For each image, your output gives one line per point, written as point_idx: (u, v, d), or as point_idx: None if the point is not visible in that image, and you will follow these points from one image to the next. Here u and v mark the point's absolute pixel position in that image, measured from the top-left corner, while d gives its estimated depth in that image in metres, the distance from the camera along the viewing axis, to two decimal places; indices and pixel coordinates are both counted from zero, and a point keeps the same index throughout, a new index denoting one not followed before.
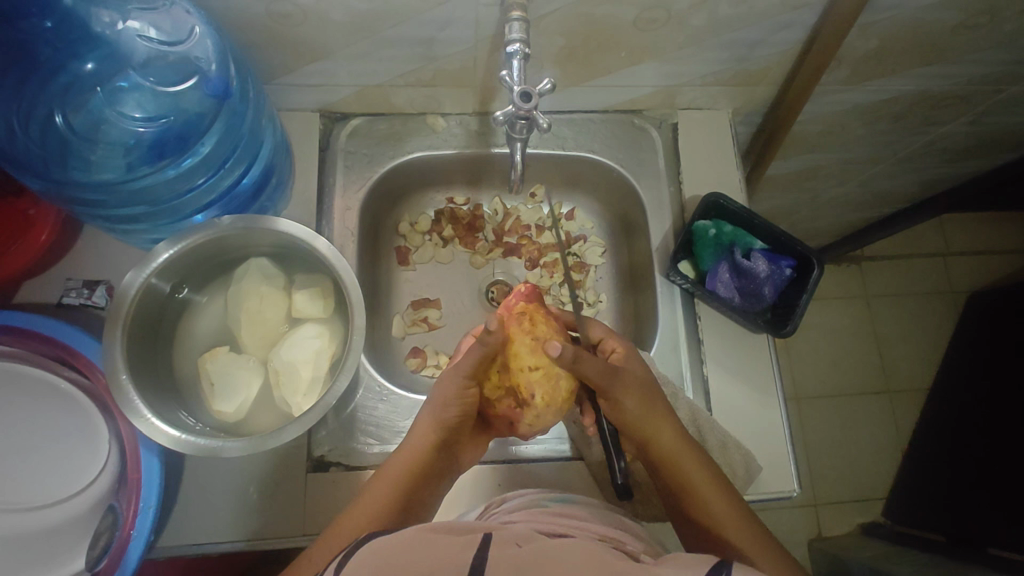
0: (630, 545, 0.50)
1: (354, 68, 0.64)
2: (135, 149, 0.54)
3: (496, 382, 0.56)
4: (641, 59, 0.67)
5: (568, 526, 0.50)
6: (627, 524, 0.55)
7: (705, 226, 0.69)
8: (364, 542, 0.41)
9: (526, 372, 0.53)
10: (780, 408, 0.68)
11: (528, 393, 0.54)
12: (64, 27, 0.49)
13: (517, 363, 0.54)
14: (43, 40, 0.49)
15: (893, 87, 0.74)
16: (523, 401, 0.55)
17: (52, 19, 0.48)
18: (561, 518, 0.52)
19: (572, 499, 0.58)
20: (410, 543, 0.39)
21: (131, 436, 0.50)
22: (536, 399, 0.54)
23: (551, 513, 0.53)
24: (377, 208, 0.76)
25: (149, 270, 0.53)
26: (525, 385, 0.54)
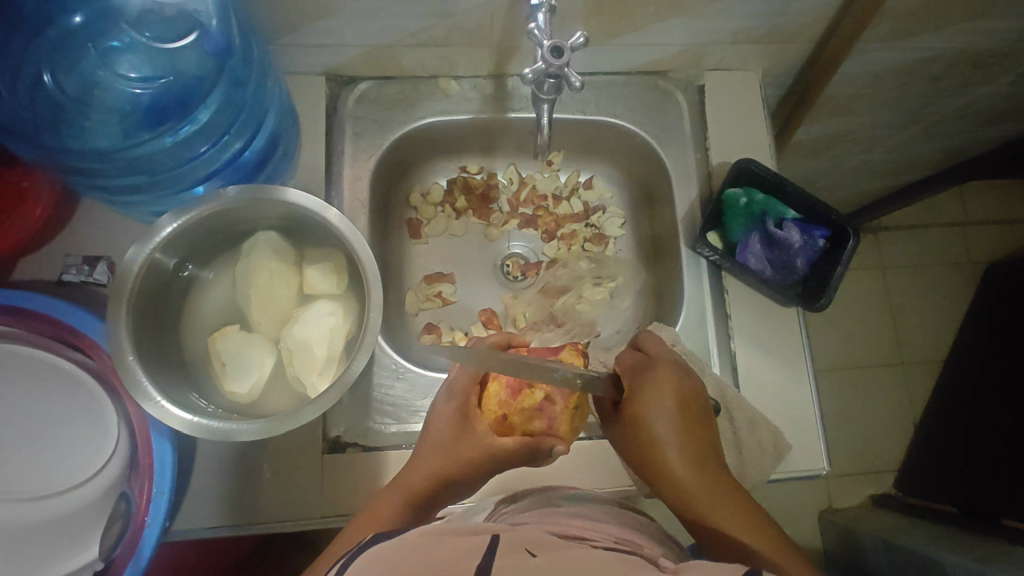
0: (648, 548, 0.46)
1: (363, 26, 0.60)
2: (132, 114, 0.51)
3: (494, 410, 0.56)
4: (670, 14, 0.62)
5: (583, 527, 0.47)
6: (644, 524, 0.52)
7: (736, 194, 0.66)
8: (369, 546, 0.39)
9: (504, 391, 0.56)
10: (810, 384, 0.65)
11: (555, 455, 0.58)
12: None
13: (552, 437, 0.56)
14: None
15: (936, 44, 0.70)
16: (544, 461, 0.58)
17: None
18: (571, 518, 0.48)
19: (585, 497, 0.55)
20: (413, 551, 0.37)
21: (141, 419, 0.48)
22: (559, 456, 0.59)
23: (563, 511, 0.50)
24: (387, 179, 0.72)
25: (152, 245, 0.50)
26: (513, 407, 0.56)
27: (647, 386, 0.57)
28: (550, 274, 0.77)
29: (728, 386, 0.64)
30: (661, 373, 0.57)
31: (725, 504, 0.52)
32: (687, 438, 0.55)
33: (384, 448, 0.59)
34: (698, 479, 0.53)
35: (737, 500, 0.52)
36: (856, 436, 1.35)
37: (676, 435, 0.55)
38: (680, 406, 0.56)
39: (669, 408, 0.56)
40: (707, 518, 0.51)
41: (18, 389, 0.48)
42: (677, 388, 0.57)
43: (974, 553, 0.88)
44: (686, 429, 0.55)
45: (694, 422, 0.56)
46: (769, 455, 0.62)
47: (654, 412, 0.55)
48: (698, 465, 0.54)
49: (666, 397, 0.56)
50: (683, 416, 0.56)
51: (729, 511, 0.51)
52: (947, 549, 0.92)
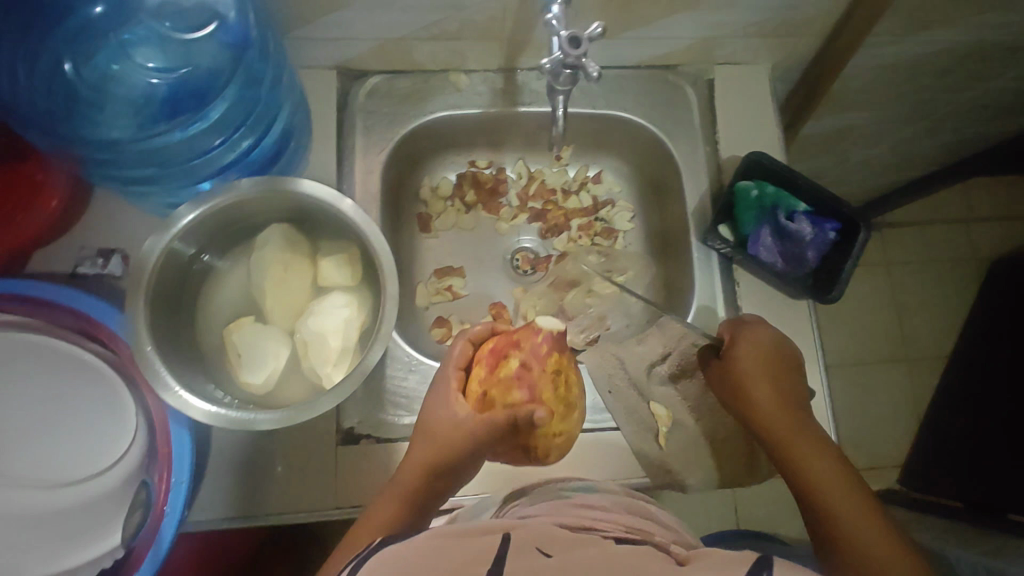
0: (659, 537, 0.47)
1: (376, 19, 0.60)
2: (149, 105, 0.51)
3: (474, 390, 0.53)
4: (681, 7, 0.63)
5: (596, 519, 0.47)
6: (651, 512, 0.52)
7: (747, 186, 0.67)
8: (376, 549, 0.39)
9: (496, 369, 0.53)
10: (821, 377, 0.65)
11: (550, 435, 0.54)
12: None
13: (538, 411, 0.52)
14: None
15: (945, 38, 0.70)
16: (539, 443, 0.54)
17: None
18: (584, 509, 0.48)
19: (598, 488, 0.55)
20: (426, 554, 0.37)
21: (159, 409, 0.48)
22: (556, 437, 0.54)
23: (575, 502, 0.50)
24: (398, 173, 0.72)
25: (170, 236, 0.50)
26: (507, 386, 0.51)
27: (745, 336, 0.60)
28: (559, 268, 0.77)
29: None
30: (757, 328, 0.60)
31: (814, 450, 0.54)
32: (778, 386, 0.58)
33: (397, 440, 0.59)
34: (792, 424, 0.56)
35: (825, 450, 0.55)
36: (860, 432, 1.36)
37: (766, 380, 0.58)
38: (770, 361, 0.59)
39: (763, 359, 0.59)
40: (795, 462, 0.54)
41: (36, 381, 0.49)
42: (770, 340, 0.60)
43: (981, 546, 0.89)
44: (773, 378, 0.59)
45: (781, 370, 0.59)
46: None
47: (744, 358, 0.59)
48: (793, 423, 0.56)
49: (766, 345, 0.59)
50: (774, 367, 0.59)
51: (822, 461, 0.54)
52: (953, 542, 0.92)
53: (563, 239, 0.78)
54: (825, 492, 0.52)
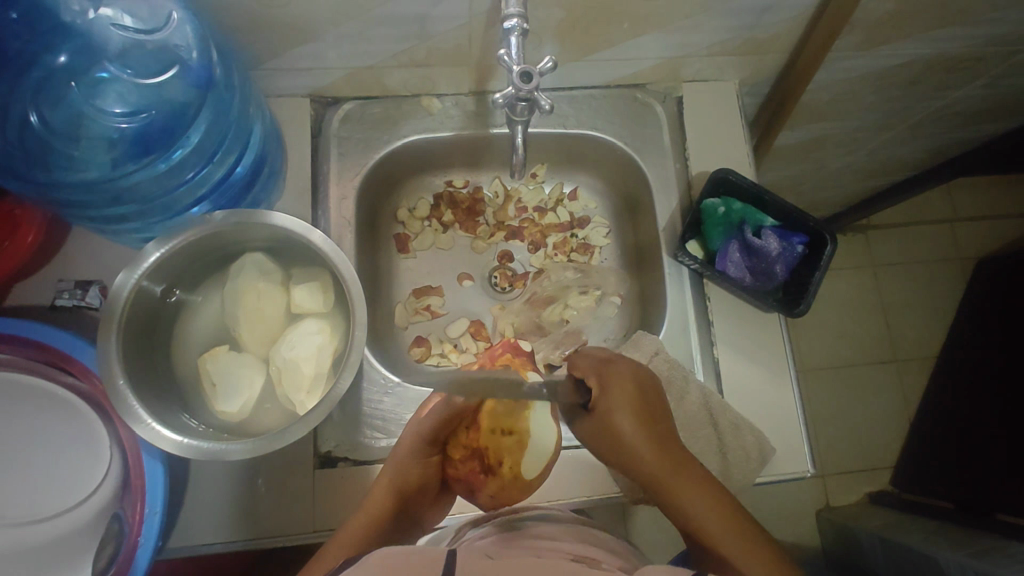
0: (604, 562, 0.47)
1: (343, 50, 0.61)
2: (118, 145, 0.52)
3: (461, 442, 0.61)
4: (645, 30, 0.64)
5: (547, 547, 0.48)
6: (601, 538, 0.53)
7: (714, 204, 0.67)
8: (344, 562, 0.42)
9: (500, 435, 0.61)
10: (793, 387, 0.66)
11: (496, 462, 0.61)
12: (32, 17, 0.46)
13: (485, 427, 0.61)
14: (13, 33, 0.46)
15: (908, 51, 0.71)
16: (490, 466, 0.61)
17: (18, 10, 0.45)
18: (536, 539, 0.49)
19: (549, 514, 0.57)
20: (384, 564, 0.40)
21: (132, 440, 0.49)
22: (503, 466, 0.61)
23: (533, 532, 0.51)
24: (374, 195, 0.74)
25: (140, 272, 0.51)
26: (496, 451, 0.61)
27: (610, 397, 0.54)
28: (537, 284, 0.78)
29: (712, 392, 0.65)
30: (621, 371, 0.56)
31: (693, 480, 0.50)
32: (651, 425, 0.52)
33: (374, 463, 0.60)
34: (660, 455, 0.51)
35: (711, 489, 0.49)
36: (851, 434, 1.36)
37: (640, 423, 0.52)
38: (636, 404, 0.53)
39: (625, 398, 0.54)
40: (676, 499, 0.49)
41: (12, 414, 0.50)
42: (633, 380, 0.55)
43: (966, 549, 0.89)
44: (644, 415, 0.53)
45: (652, 401, 0.55)
46: (755, 459, 0.63)
47: (618, 408, 0.53)
48: (657, 442, 0.51)
49: (626, 390, 0.54)
50: (641, 396, 0.54)
51: (699, 493, 0.49)
52: (939, 545, 0.92)
53: (539, 255, 0.79)
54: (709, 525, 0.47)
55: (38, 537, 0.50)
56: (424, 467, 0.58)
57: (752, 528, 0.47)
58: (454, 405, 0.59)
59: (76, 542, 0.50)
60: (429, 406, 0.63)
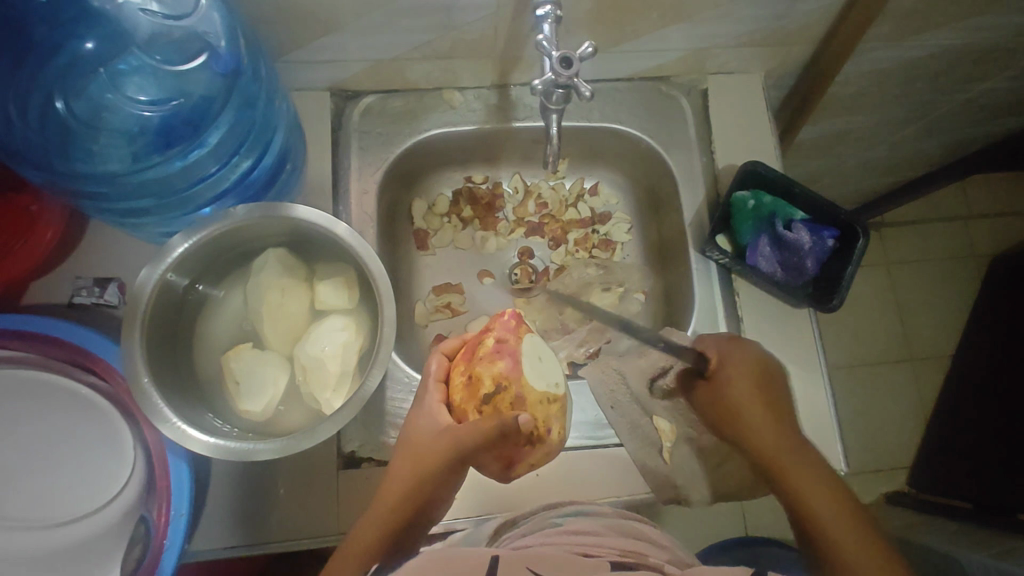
0: (654, 560, 0.45)
1: (366, 42, 0.60)
2: (143, 135, 0.51)
3: (499, 404, 0.49)
4: (673, 21, 0.63)
5: (587, 543, 0.47)
6: (648, 533, 0.51)
7: (744, 197, 0.66)
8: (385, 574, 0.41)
9: (546, 404, 0.51)
10: (824, 386, 0.65)
11: (545, 431, 0.52)
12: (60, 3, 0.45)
13: (531, 398, 0.50)
14: (38, 18, 0.45)
15: (937, 42, 0.70)
16: (537, 437, 0.51)
17: None
18: (574, 535, 0.48)
19: (591, 511, 0.55)
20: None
21: (156, 440, 0.47)
22: (551, 434, 0.52)
23: (569, 527, 0.50)
24: (393, 191, 0.72)
25: (164, 266, 0.50)
26: (544, 419, 0.51)
27: (731, 369, 0.55)
28: (558, 282, 0.77)
29: None
30: (740, 358, 0.56)
31: (807, 466, 0.51)
32: (772, 404, 0.54)
33: None
34: (782, 440, 0.52)
35: (840, 499, 0.49)
36: (867, 433, 1.35)
37: (758, 403, 0.54)
38: (758, 383, 0.55)
39: (748, 381, 0.55)
40: (790, 480, 0.51)
41: (27, 413, 0.48)
42: (757, 364, 0.56)
43: (993, 549, 0.87)
44: (767, 401, 0.54)
45: (772, 391, 0.55)
46: None
47: (734, 387, 0.55)
48: (774, 421, 0.53)
49: (750, 376, 0.55)
50: (763, 389, 0.55)
51: (812, 477, 0.51)
52: (966, 546, 0.90)
53: (560, 252, 0.78)
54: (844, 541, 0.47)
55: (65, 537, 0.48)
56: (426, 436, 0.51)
57: (853, 503, 0.50)
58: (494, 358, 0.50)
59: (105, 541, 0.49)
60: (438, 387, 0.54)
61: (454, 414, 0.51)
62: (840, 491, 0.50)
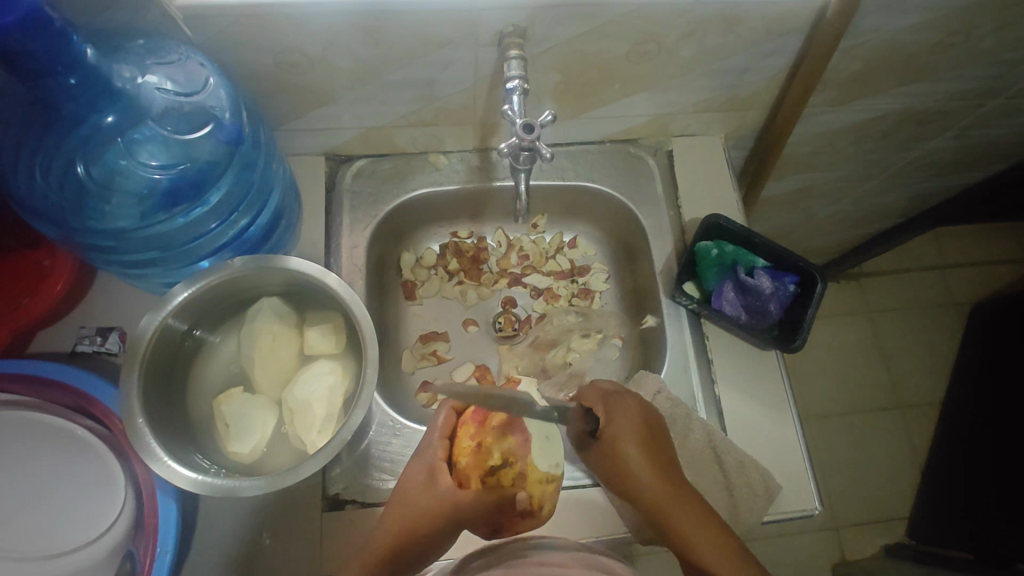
0: None
1: (358, 112, 0.67)
2: (151, 197, 0.55)
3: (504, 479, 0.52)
4: (635, 90, 0.70)
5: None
6: (607, 563, 0.52)
7: (707, 247, 0.71)
8: None
9: (544, 484, 0.53)
10: (795, 425, 0.67)
11: (540, 507, 0.54)
12: (88, 83, 0.47)
13: (535, 476, 0.53)
14: (67, 96, 0.48)
15: (879, 106, 0.77)
16: (531, 512, 0.54)
17: (75, 76, 0.45)
18: None
19: (554, 543, 0.56)
20: None
21: (148, 478, 0.50)
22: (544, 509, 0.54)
23: (537, 563, 0.52)
24: (383, 245, 0.77)
25: (164, 312, 0.54)
26: (540, 497, 0.53)
27: (618, 412, 0.56)
28: (540, 329, 0.81)
29: (715, 430, 0.65)
30: (630, 402, 0.57)
31: (689, 512, 0.51)
32: (651, 451, 0.54)
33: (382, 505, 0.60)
34: (665, 486, 0.52)
35: (722, 535, 0.50)
36: (860, 483, 1.34)
37: (644, 462, 0.53)
38: (641, 439, 0.54)
39: (632, 434, 0.55)
40: (674, 526, 0.50)
41: (32, 448, 0.51)
42: (642, 412, 0.57)
43: None
44: (652, 458, 0.54)
45: (658, 442, 0.55)
46: (761, 497, 0.63)
47: (621, 434, 0.54)
48: (659, 472, 0.53)
49: (632, 423, 0.55)
50: (651, 432, 0.56)
51: (696, 523, 0.50)
52: None
53: (542, 301, 0.82)
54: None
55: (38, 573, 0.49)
56: (427, 496, 0.52)
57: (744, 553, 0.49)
58: (509, 428, 0.53)
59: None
60: (442, 443, 0.55)
61: (456, 477, 0.53)
62: (734, 544, 0.49)
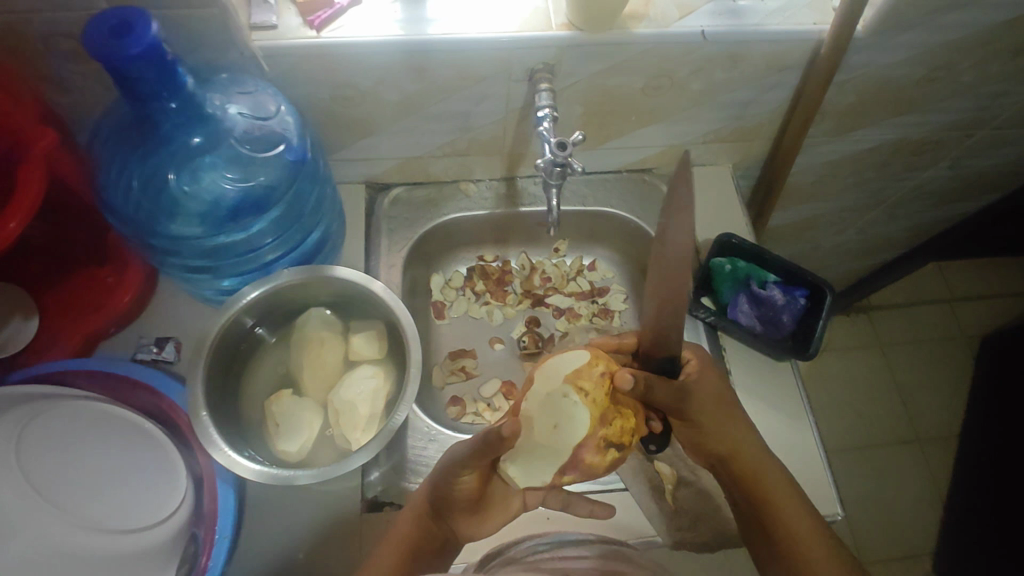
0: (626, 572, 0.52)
1: (398, 142, 0.74)
2: (219, 209, 0.60)
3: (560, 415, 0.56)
4: (649, 121, 0.76)
5: (570, 562, 0.53)
6: (625, 551, 0.57)
7: (721, 263, 0.76)
8: None
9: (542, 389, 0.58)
10: (814, 434, 0.70)
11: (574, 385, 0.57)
12: (186, 106, 0.50)
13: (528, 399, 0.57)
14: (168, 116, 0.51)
15: (874, 136, 0.83)
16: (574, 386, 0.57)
17: (177, 101, 0.49)
18: (556, 558, 0.54)
19: (575, 539, 0.60)
20: None
21: (209, 471, 0.56)
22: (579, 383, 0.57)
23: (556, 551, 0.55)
24: (416, 266, 0.83)
25: (228, 315, 0.59)
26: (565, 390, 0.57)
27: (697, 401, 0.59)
28: (563, 346, 0.85)
29: None
30: (704, 384, 0.60)
31: (782, 486, 0.59)
32: (735, 426, 0.61)
33: None
34: (760, 467, 0.60)
35: (793, 496, 0.59)
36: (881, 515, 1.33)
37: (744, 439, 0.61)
38: (722, 416, 0.60)
39: (714, 415, 0.60)
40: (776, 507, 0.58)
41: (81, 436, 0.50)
42: (716, 395, 0.60)
43: None
44: (733, 430, 0.60)
45: (725, 416, 0.60)
46: None
47: (704, 419, 0.60)
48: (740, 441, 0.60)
49: (712, 406, 0.60)
50: (726, 409, 0.61)
51: (789, 498, 0.59)
52: None
53: (563, 320, 0.87)
54: (801, 534, 0.58)
55: (95, 550, 0.47)
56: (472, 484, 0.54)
57: (810, 514, 0.59)
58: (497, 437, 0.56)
59: (138, 560, 0.50)
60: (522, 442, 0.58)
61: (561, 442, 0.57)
62: (803, 506, 0.59)
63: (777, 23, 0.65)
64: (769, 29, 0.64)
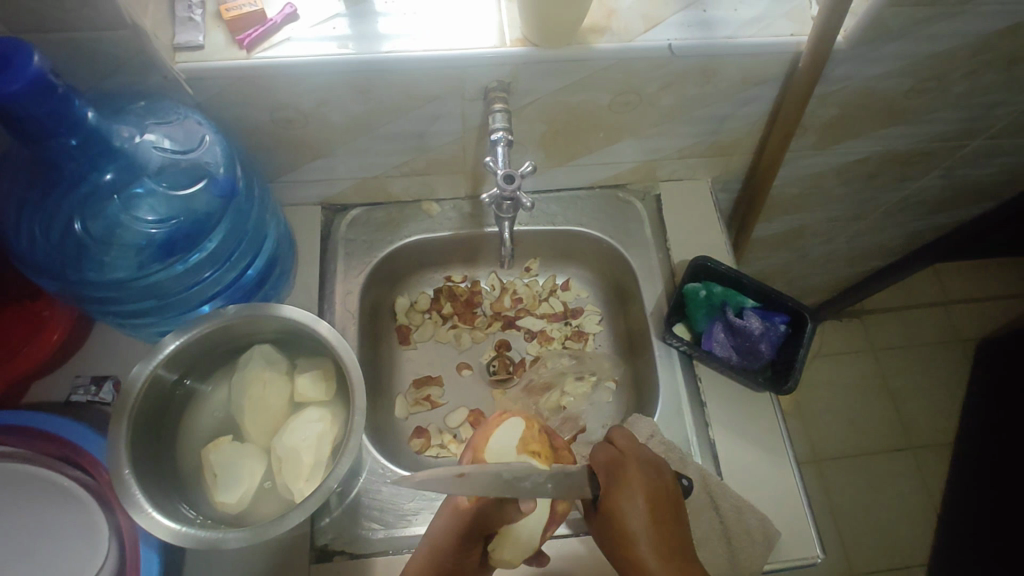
0: None
1: (351, 162, 0.69)
2: (142, 251, 0.55)
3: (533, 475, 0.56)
4: (619, 137, 0.72)
5: None
6: None
7: (695, 287, 0.71)
8: None
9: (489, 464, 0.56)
10: (793, 469, 0.66)
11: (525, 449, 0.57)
12: (89, 142, 0.48)
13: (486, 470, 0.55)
14: (69, 155, 0.48)
15: (860, 148, 0.79)
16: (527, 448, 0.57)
17: (78, 137, 0.47)
18: None
19: None
20: None
21: (132, 532, 0.51)
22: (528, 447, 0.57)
23: None
24: (378, 290, 0.78)
25: (154, 362, 0.55)
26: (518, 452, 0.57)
27: (620, 485, 0.54)
28: (534, 371, 0.80)
29: (710, 474, 0.64)
30: (632, 474, 0.55)
31: None
32: (661, 531, 0.52)
33: (372, 557, 0.59)
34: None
35: None
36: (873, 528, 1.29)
37: (650, 535, 0.52)
38: (647, 511, 0.53)
39: (638, 507, 0.53)
40: None
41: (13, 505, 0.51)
42: (648, 488, 0.54)
43: None
44: (659, 532, 0.52)
45: (665, 514, 0.53)
46: (761, 545, 0.61)
47: (622, 509, 0.53)
48: (662, 542, 0.52)
49: (638, 497, 0.53)
50: (655, 505, 0.53)
51: None
52: None
53: (535, 343, 0.82)
54: None
55: None
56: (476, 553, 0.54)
57: None
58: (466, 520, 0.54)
59: None
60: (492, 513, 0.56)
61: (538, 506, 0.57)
62: None
63: (751, 35, 0.60)
64: (741, 42, 0.59)
